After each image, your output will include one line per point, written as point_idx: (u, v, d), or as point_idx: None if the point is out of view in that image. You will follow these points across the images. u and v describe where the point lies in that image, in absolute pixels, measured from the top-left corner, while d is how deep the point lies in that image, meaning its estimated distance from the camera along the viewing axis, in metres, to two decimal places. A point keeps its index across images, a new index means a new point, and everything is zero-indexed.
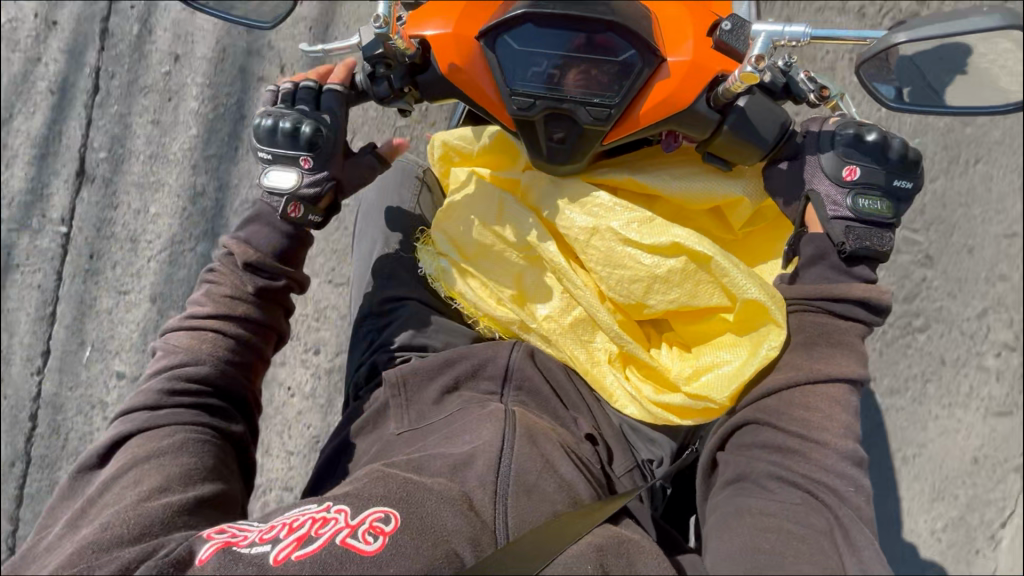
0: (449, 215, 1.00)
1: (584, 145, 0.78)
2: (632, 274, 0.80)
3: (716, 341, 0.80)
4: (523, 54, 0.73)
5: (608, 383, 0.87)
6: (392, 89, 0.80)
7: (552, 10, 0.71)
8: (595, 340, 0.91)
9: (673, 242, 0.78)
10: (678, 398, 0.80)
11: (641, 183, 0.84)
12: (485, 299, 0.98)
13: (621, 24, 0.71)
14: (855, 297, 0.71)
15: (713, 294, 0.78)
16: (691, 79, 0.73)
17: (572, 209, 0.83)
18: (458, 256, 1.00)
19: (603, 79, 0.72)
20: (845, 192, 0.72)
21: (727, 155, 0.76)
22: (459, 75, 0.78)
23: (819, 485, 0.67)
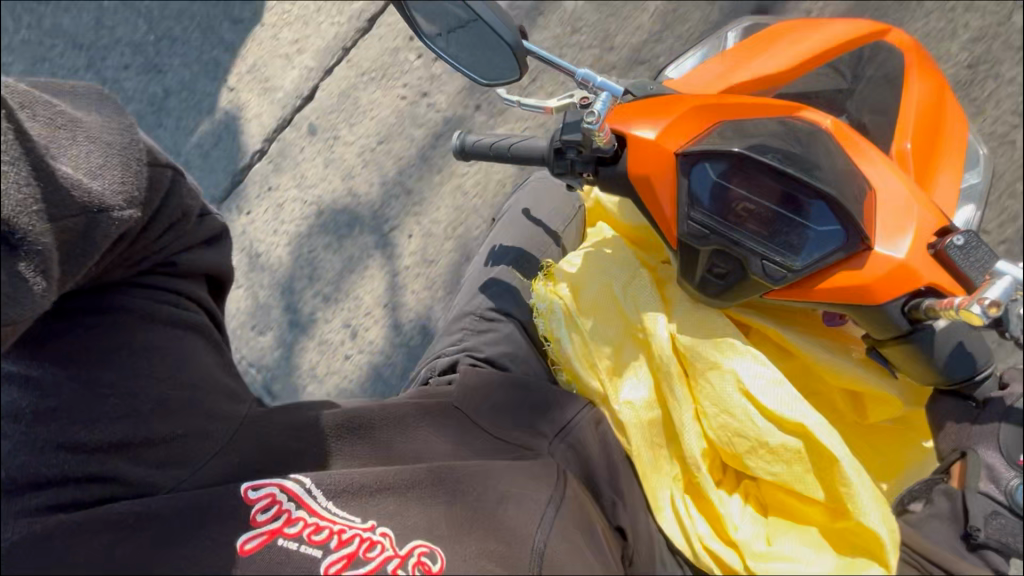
0: (584, 265, 1.00)
1: (743, 289, 0.80)
2: (740, 428, 0.82)
3: (801, 526, 0.82)
4: (720, 189, 0.78)
5: (663, 496, 0.89)
6: (572, 169, 0.87)
7: (754, 159, 0.75)
8: (665, 447, 0.91)
9: (796, 420, 0.79)
10: (736, 561, 0.82)
11: (783, 338, 0.85)
12: (580, 357, 0.96)
13: (837, 199, 0.73)
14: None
15: (818, 487, 0.80)
16: (886, 278, 0.73)
17: (702, 337, 0.87)
18: (571, 300, 0.97)
19: (789, 237, 0.76)
20: (1015, 473, 0.70)
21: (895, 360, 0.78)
22: (644, 181, 0.82)
23: None
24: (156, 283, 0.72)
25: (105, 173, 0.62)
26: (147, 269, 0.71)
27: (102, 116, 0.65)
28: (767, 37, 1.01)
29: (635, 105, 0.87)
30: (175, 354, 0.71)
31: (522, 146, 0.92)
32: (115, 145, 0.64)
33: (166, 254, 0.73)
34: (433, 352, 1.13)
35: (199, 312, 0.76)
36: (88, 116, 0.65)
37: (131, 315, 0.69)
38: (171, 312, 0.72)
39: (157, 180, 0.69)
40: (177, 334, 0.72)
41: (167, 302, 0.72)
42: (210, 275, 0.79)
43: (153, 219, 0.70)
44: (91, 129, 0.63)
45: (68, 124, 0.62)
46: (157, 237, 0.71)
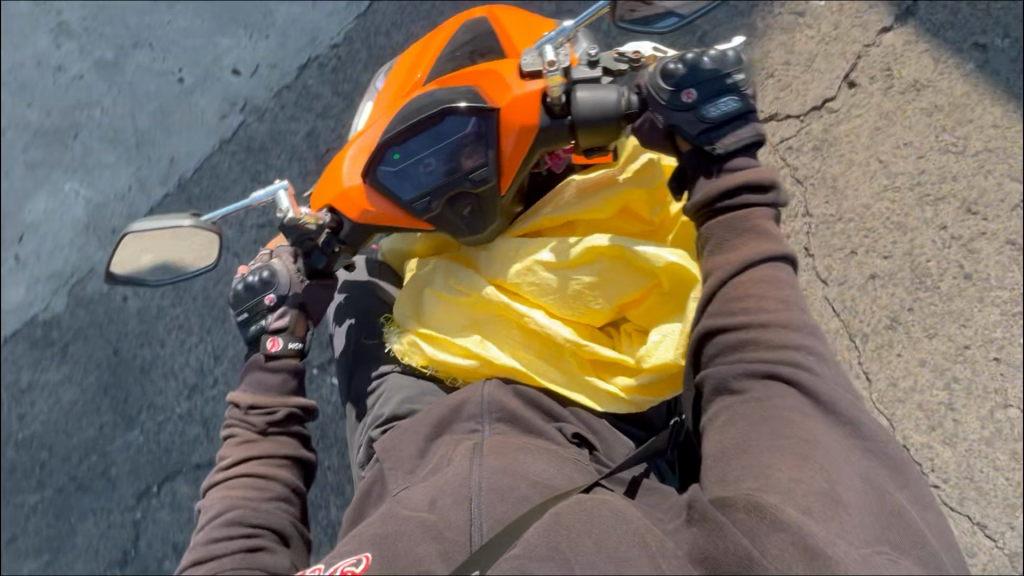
0: (410, 299, 1.09)
1: (487, 206, 0.92)
2: (567, 292, 0.91)
3: (666, 318, 0.90)
4: (402, 169, 0.88)
5: (585, 389, 0.94)
6: (323, 253, 0.95)
7: (402, 130, 0.87)
8: (560, 358, 0.96)
9: (587, 250, 0.88)
10: (648, 374, 0.89)
11: (553, 217, 0.96)
12: (456, 356, 1.01)
13: (453, 104, 0.85)
14: (742, 184, 0.76)
15: (638, 276, 0.89)
16: (528, 113, 0.86)
17: (502, 262, 0.97)
18: (422, 326, 1.06)
19: (473, 151, 0.87)
20: (696, 109, 0.78)
21: (592, 143, 0.87)
22: (370, 214, 0.93)
23: (784, 362, 0.67)
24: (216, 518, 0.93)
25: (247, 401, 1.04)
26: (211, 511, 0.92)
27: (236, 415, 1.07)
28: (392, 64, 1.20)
29: (321, 185, 0.99)
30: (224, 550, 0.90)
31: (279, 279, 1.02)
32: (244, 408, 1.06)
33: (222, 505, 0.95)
34: (357, 452, 1.08)
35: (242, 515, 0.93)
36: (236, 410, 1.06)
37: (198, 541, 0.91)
38: (274, 502, 0.97)
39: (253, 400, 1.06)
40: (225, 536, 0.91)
41: (289, 476, 1.00)
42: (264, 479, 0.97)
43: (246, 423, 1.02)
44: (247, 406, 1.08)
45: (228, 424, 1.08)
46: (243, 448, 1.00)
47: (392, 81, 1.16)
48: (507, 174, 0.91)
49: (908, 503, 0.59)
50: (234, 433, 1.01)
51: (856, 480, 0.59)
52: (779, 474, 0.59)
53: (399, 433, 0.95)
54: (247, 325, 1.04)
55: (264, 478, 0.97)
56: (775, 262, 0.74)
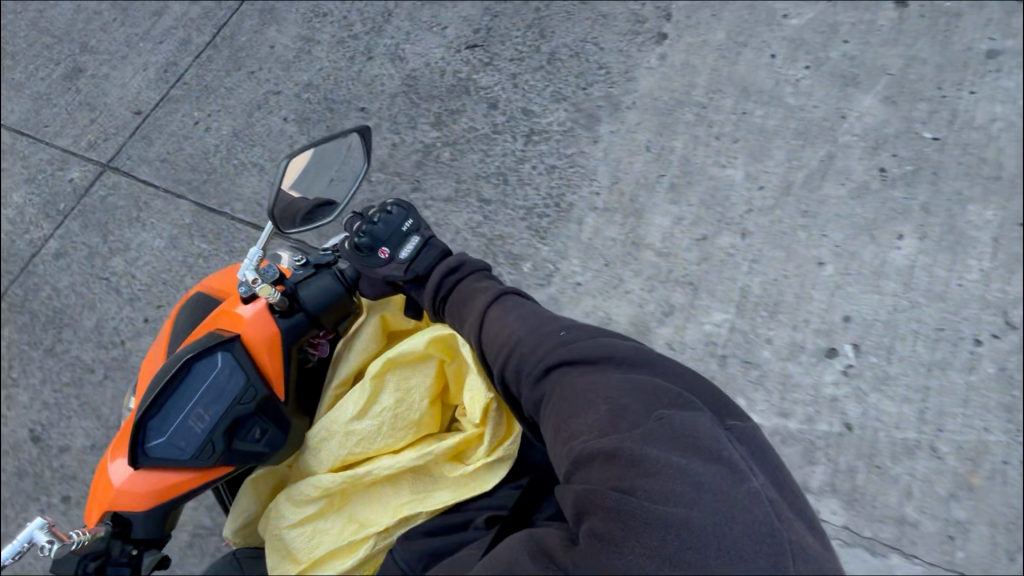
0: (273, 550, 1.02)
1: (278, 415, 0.93)
2: (385, 425, 0.93)
3: (469, 375, 0.94)
4: (169, 433, 0.86)
5: (464, 484, 0.95)
6: (127, 560, 0.84)
7: (150, 400, 0.86)
8: (427, 478, 0.97)
9: (372, 383, 0.93)
10: (494, 429, 0.93)
11: (340, 382, 1.01)
12: (348, 558, 0.97)
13: (190, 352, 0.89)
14: (450, 274, 0.95)
15: (425, 369, 0.95)
16: (265, 325, 0.94)
17: (322, 448, 0.97)
18: (300, 563, 0.99)
19: (230, 379, 0.90)
20: (393, 259, 0.98)
21: (340, 316, 0.99)
22: (162, 495, 0.86)
23: (544, 351, 0.74)
24: None
25: None
26: None
27: None
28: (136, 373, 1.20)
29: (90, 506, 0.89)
30: None
31: None
32: None
33: None
34: None
35: None
36: None
37: None
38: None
39: None
40: None
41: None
42: None
43: None
44: None
45: None
46: None
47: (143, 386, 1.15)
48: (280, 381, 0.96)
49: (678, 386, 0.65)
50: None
51: (633, 390, 0.63)
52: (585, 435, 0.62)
53: None
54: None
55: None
56: (501, 297, 0.87)
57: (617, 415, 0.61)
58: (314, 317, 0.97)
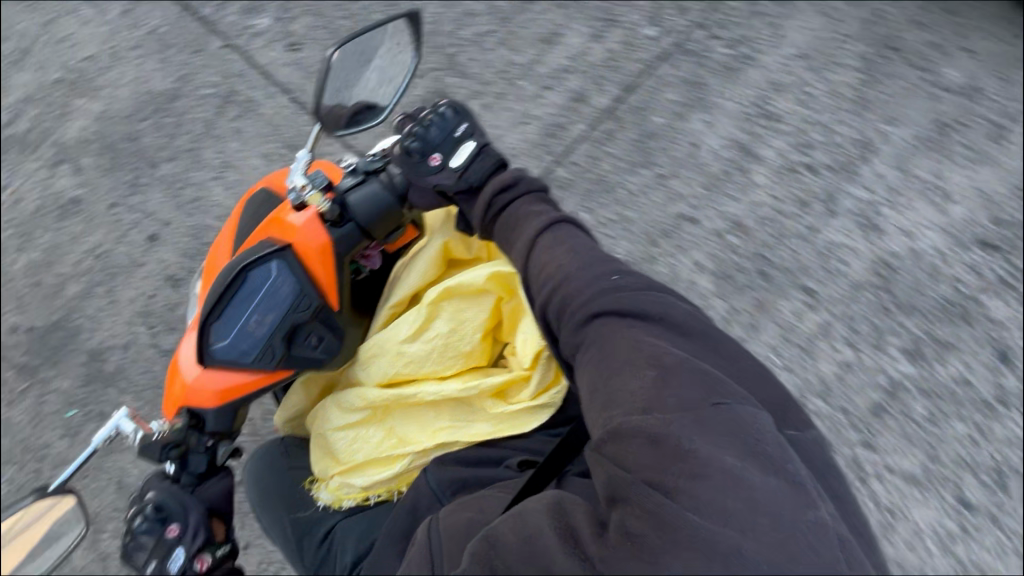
0: (318, 448, 1.09)
1: (334, 325, 0.96)
2: (434, 352, 0.95)
3: (524, 318, 0.95)
4: (232, 338, 0.91)
5: (506, 422, 0.98)
6: (206, 449, 0.97)
7: (212, 307, 0.89)
8: (472, 408, 1.01)
9: (427, 312, 0.94)
10: (543, 375, 0.94)
11: (394, 302, 1.02)
12: (386, 468, 1.04)
13: (246, 260, 0.89)
14: (505, 192, 0.83)
15: (481, 304, 0.95)
16: (317, 233, 0.91)
17: (372, 364, 1.01)
18: (339, 465, 1.06)
19: (285, 290, 0.90)
20: (442, 166, 0.85)
21: (387, 229, 0.94)
22: (225, 394, 0.93)
23: (593, 294, 0.70)
24: None
25: None
26: None
27: None
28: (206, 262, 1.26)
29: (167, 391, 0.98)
30: None
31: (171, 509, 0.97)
32: None
33: None
34: None
35: None
36: None
37: None
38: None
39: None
40: None
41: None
42: None
43: None
44: None
45: None
46: None
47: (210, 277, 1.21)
48: (332, 291, 0.95)
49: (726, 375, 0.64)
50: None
51: (682, 360, 0.62)
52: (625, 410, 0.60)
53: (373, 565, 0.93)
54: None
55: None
56: (554, 224, 0.79)
57: (660, 383, 0.60)
58: (362, 229, 0.92)
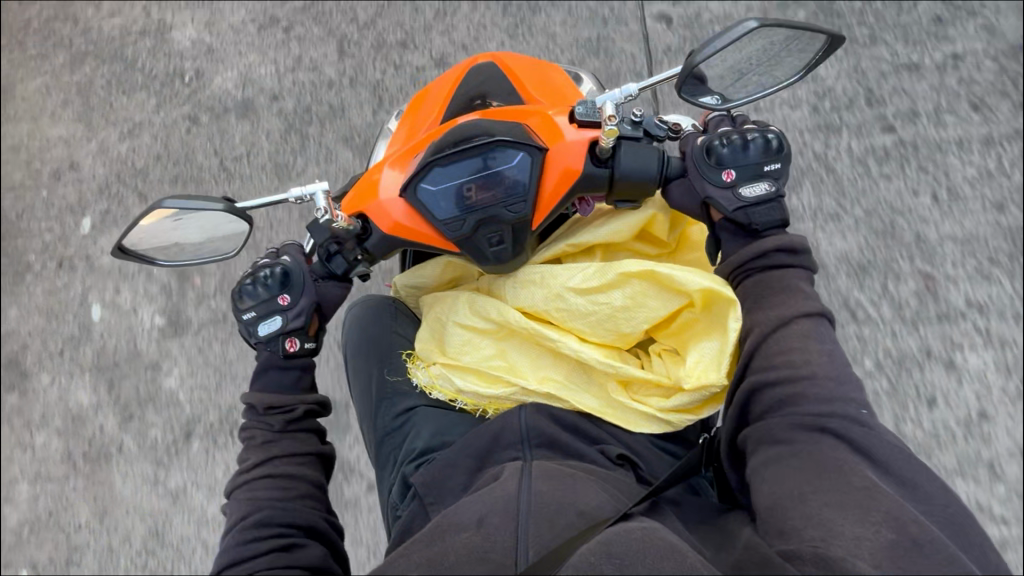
0: (432, 330, 1.11)
1: (521, 236, 0.96)
2: (600, 313, 0.94)
3: (697, 335, 0.92)
4: (440, 191, 0.93)
5: (617, 410, 0.98)
6: (348, 261, 1.03)
7: (446, 151, 0.92)
8: (593, 380, 1.00)
9: (619, 276, 0.92)
10: (688, 397, 0.92)
11: (577, 242, 1.00)
12: (483, 386, 1.04)
13: (505, 138, 0.91)
14: (773, 247, 0.88)
15: (671, 300, 0.92)
16: (576, 157, 0.93)
17: (530, 288, 1.00)
18: (444, 356, 1.08)
19: (511, 182, 0.92)
20: (733, 189, 0.89)
21: (632, 196, 0.96)
22: (398, 229, 0.98)
23: (833, 412, 0.76)
24: (293, 471, 1.01)
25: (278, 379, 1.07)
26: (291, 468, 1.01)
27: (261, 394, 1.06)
28: (411, 120, 1.32)
29: (354, 193, 1.05)
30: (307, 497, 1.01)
31: (293, 282, 1.05)
32: (271, 385, 1.07)
33: (293, 459, 1.02)
34: (385, 491, 1.06)
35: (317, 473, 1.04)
36: (259, 394, 1.06)
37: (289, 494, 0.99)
38: (302, 502, 1.00)
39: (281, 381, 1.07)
40: (307, 489, 1.01)
41: (317, 473, 1.04)
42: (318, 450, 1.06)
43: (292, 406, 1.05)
44: (265, 383, 1.07)
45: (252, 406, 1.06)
46: (298, 424, 1.05)
47: (415, 129, 1.27)
48: (542, 210, 0.95)
49: (951, 540, 0.67)
50: (253, 435, 1.04)
51: (929, 538, 0.65)
52: (841, 534, 0.66)
53: (445, 466, 0.97)
54: (253, 322, 1.06)
55: (290, 478, 1.00)
56: (815, 318, 0.84)
57: (901, 549, 0.64)
58: (613, 179, 0.94)
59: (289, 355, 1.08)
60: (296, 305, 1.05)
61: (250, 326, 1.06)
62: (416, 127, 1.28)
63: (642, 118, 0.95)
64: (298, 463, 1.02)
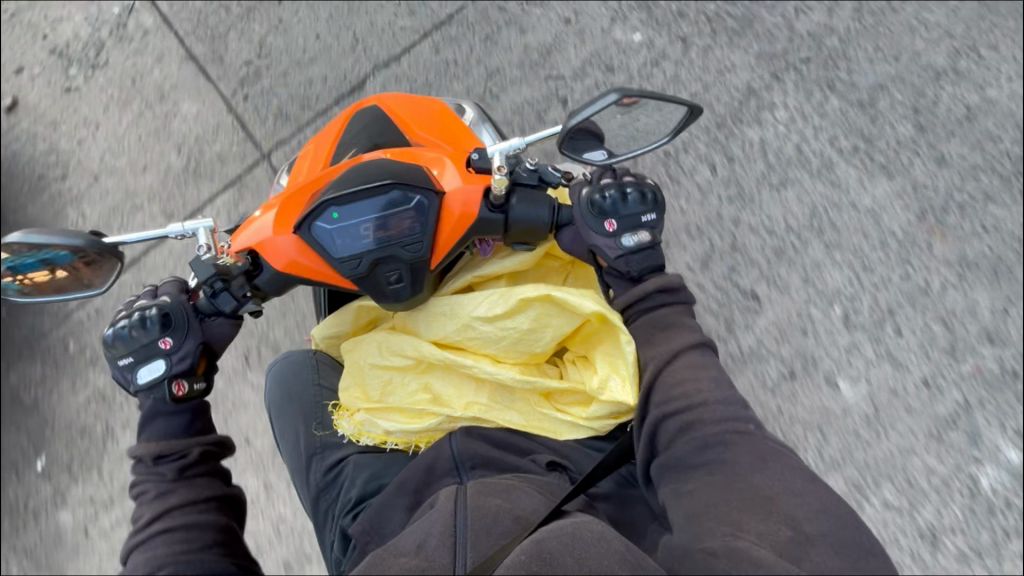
0: (351, 378, 1.12)
1: (419, 276, 0.99)
2: (510, 338, 1.00)
3: (603, 345, 1.00)
4: (334, 231, 0.95)
5: (539, 418, 1.04)
6: (235, 297, 1.02)
7: (344, 194, 0.94)
8: (515, 400, 1.05)
9: (520, 300, 0.98)
10: (605, 406, 0.98)
11: (480, 276, 1.07)
12: (410, 422, 1.07)
13: (403, 182, 0.95)
14: (656, 288, 0.95)
15: (572, 319, 0.99)
16: (474, 203, 0.98)
17: (441, 321, 1.04)
18: (368, 402, 1.09)
19: (406, 219, 0.95)
20: (614, 238, 0.97)
21: (526, 238, 1.02)
22: (295, 266, 1.00)
23: (729, 427, 0.82)
24: (194, 520, 0.95)
25: (167, 424, 1.04)
26: (193, 517, 0.96)
27: (150, 443, 1.01)
28: (300, 162, 1.35)
29: (243, 227, 1.05)
30: (213, 545, 0.94)
31: (175, 319, 1.02)
32: (161, 432, 1.03)
33: (195, 504, 0.97)
34: (328, 550, 1.06)
35: (221, 517, 0.99)
36: (148, 442, 1.02)
37: (191, 546, 0.93)
38: (210, 550, 0.94)
39: (173, 428, 1.04)
40: (212, 538, 0.95)
41: (220, 515, 0.99)
42: (220, 492, 1.01)
43: (185, 451, 1.01)
44: (155, 431, 1.03)
45: (140, 458, 1.01)
46: (194, 469, 1.01)
47: (305, 171, 1.30)
48: (439, 252, 1.00)
49: (851, 537, 0.71)
50: (145, 489, 0.99)
51: (821, 531, 0.70)
52: (746, 533, 0.70)
53: (382, 512, 0.98)
54: (133, 368, 1.02)
55: (191, 526, 0.95)
56: (698, 347, 0.91)
57: (798, 546, 0.69)
58: (508, 225, 1.00)
59: (173, 399, 1.03)
60: (177, 342, 1.02)
61: (127, 371, 1.02)
62: (305, 168, 1.32)
63: (536, 164, 1.00)
64: (200, 510, 0.97)
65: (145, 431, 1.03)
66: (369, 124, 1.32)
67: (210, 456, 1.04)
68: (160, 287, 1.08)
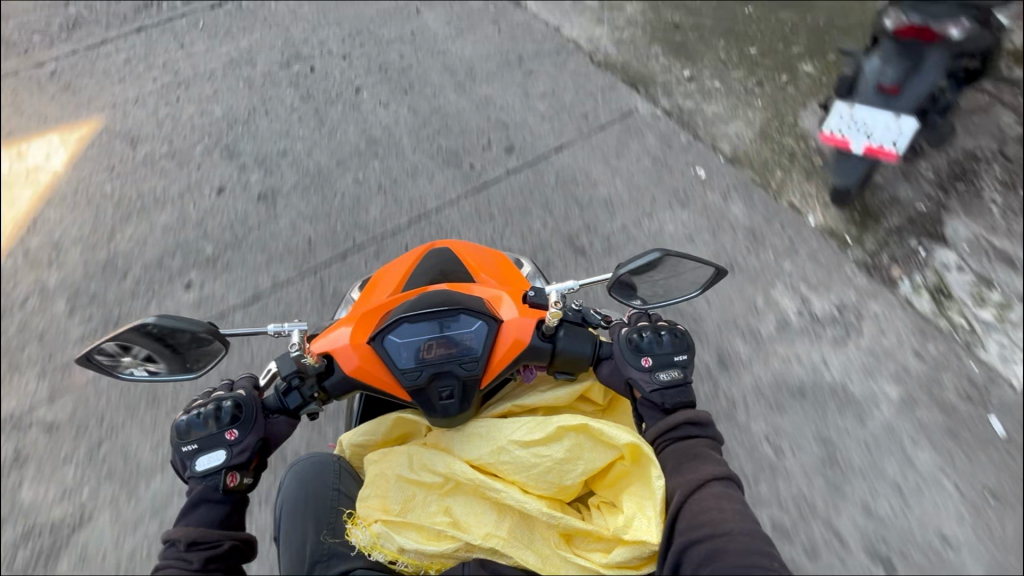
0: (370, 486, 1.09)
1: (468, 394, 1.04)
2: (542, 467, 1.01)
3: (630, 487, 1.00)
4: (400, 343, 1.03)
5: (556, 560, 0.99)
6: (303, 397, 1.07)
7: (415, 313, 1.04)
8: (535, 536, 1.00)
9: (557, 428, 1.01)
10: (627, 551, 0.95)
11: (521, 404, 1.11)
12: (425, 542, 1.02)
13: (468, 307, 1.05)
14: (686, 419, 0.99)
15: (605, 455, 1.01)
16: (526, 332, 1.07)
17: (476, 442, 1.06)
18: (385, 515, 1.05)
19: (467, 340, 1.03)
20: (650, 372, 1.02)
21: (568, 368, 1.09)
22: (361, 370, 1.07)
23: (756, 560, 0.81)
24: None
25: (205, 508, 1.00)
26: None
27: (185, 524, 0.98)
28: (371, 283, 1.50)
29: (329, 331, 1.14)
30: None
31: (249, 412, 1.05)
32: (199, 515, 0.99)
33: None
34: None
35: None
36: (185, 524, 0.98)
37: None
38: None
39: (209, 515, 1.00)
40: None
41: None
42: None
43: (217, 539, 0.97)
44: (193, 515, 1.00)
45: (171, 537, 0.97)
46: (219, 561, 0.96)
47: (374, 292, 1.43)
48: (490, 372, 1.06)
49: None
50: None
51: None
52: None
53: None
54: (191, 455, 1.01)
55: None
56: (722, 477, 0.92)
57: None
58: (554, 354, 1.08)
59: (220, 489, 1.01)
60: (248, 436, 1.04)
61: (188, 456, 1.01)
62: (373, 289, 1.46)
63: (581, 306, 1.10)
64: None
65: (182, 513, 1.00)
66: (437, 258, 1.48)
67: (238, 552, 0.98)
68: (237, 382, 1.12)
